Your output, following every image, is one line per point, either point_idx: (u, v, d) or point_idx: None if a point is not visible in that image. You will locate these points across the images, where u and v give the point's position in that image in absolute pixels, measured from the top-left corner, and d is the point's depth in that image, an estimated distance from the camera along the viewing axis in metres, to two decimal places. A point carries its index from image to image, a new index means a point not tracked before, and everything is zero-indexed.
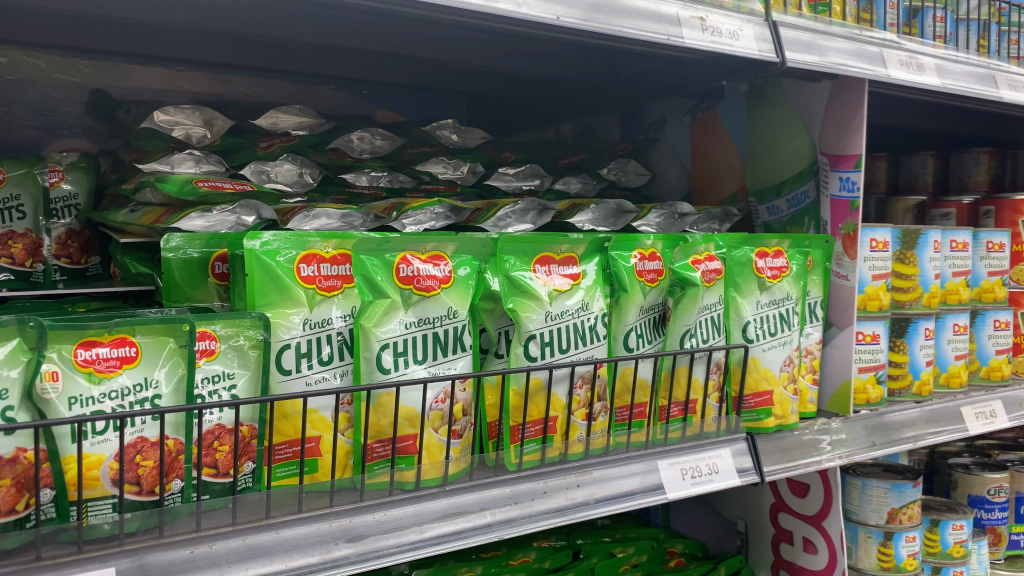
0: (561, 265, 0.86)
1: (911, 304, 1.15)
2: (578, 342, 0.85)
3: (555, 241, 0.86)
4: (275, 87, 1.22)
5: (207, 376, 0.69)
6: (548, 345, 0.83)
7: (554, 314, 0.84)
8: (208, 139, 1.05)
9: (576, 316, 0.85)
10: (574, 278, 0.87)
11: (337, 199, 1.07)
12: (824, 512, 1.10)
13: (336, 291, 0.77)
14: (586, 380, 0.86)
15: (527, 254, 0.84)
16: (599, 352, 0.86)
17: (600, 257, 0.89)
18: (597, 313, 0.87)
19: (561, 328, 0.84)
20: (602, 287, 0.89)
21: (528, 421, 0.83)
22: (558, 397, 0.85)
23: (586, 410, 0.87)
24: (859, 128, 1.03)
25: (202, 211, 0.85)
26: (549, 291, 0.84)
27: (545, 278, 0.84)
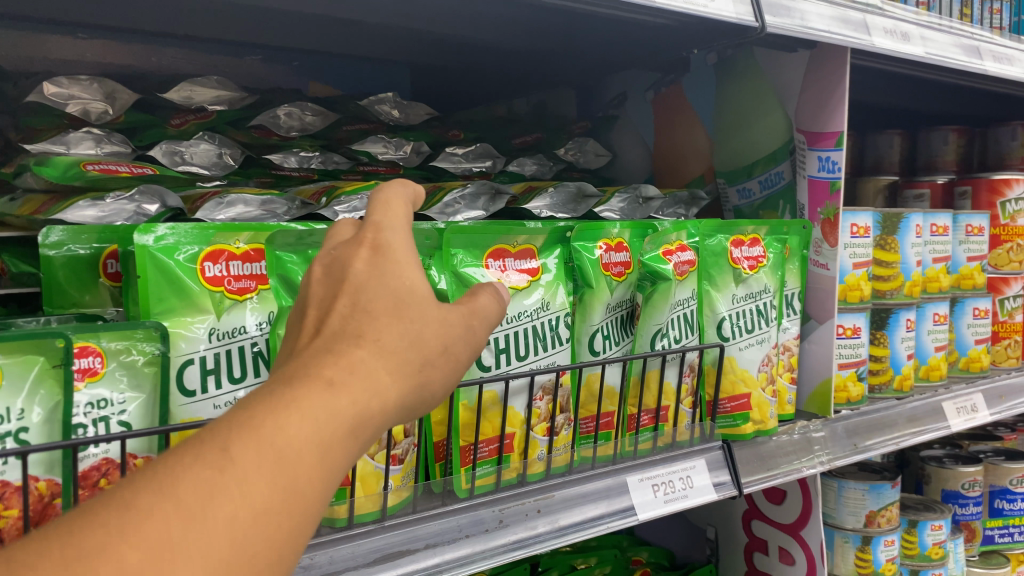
0: (516, 260, 0.76)
1: (892, 293, 1.07)
2: (537, 347, 0.75)
3: (510, 232, 0.75)
4: (193, 58, 1.08)
5: (88, 402, 0.57)
6: (504, 352, 0.73)
7: (509, 317, 0.73)
8: (110, 116, 0.91)
9: (534, 317, 0.75)
10: (532, 274, 0.76)
11: (261, 181, 0.95)
12: (803, 520, 1.01)
13: (249, 294, 0.65)
14: (547, 390, 0.76)
15: (476, 246, 0.73)
16: (561, 358, 0.76)
17: (560, 249, 0.79)
18: (559, 313, 0.77)
19: (518, 332, 0.74)
20: (563, 283, 0.78)
21: (482, 440, 0.73)
22: (515, 412, 0.75)
23: (548, 424, 0.77)
24: (839, 103, 0.93)
25: (93, 199, 0.72)
26: (504, 289, 0.73)
27: (498, 274, 0.74)
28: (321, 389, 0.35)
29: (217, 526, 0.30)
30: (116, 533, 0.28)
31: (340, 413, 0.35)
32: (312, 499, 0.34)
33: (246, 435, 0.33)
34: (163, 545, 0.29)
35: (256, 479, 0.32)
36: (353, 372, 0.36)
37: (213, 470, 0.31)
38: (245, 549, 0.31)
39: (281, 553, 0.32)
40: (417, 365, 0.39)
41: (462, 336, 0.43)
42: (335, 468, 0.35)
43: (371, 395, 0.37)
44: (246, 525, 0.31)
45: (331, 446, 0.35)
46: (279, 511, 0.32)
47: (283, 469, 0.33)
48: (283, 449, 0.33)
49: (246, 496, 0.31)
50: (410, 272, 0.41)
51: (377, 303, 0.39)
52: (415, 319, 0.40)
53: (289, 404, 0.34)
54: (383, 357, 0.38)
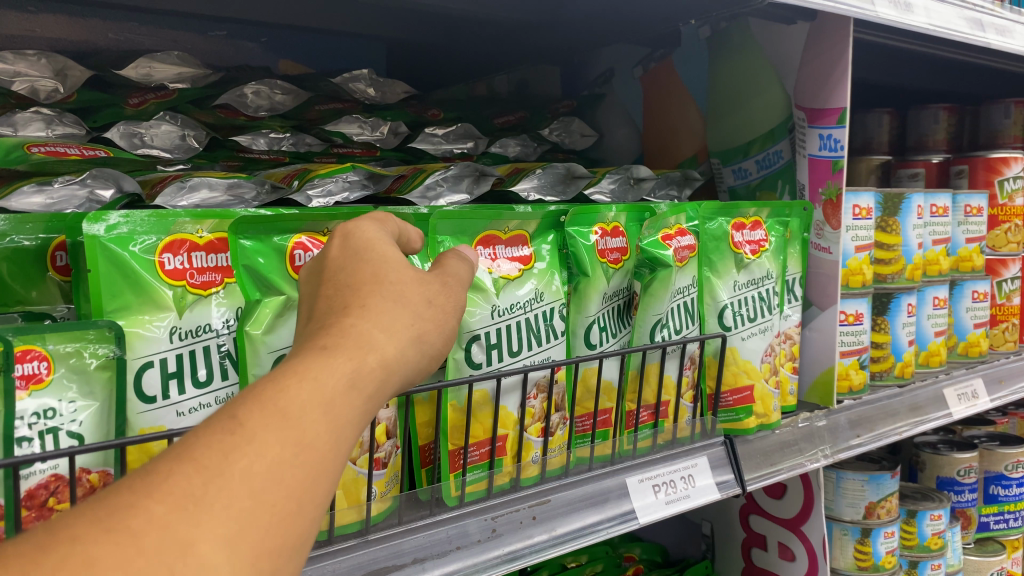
0: (507, 248, 0.70)
1: (893, 278, 1.03)
2: (531, 342, 0.69)
3: (501, 217, 0.70)
4: (153, 33, 1.00)
5: (34, 413, 0.51)
6: (495, 348, 0.67)
7: (501, 310, 0.68)
8: (61, 95, 0.84)
9: (527, 309, 0.69)
10: (525, 262, 0.71)
11: (228, 164, 0.89)
12: (804, 515, 0.96)
13: (214, 288, 0.59)
14: (541, 387, 0.71)
15: (463, 233, 0.68)
16: (556, 352, 0.71)
17: (553, 235, 0.74)
18: (554, 304, 0.71)
19: (510, 326, 0.68)
20: (556, 271, 0.73)
21: (473, 443, 0.68)
22: (508, 412, 0.69)
23: (542, 424, 0.71)
24: (842, 77, 0.88)
25: (40, 183, 0.66)
26: (495, 280, 0.68)
27: (488, 263, 0.68)
28: (316, 354, 0.34)
29: (233, 482, 0.28)
30: (135, 497, 0.27)
31: (338, 369, 0.33)
32: (326, 457, 0.31)
33: (250, 403, 0.31)
34: (180, 504, 0.27)
35: (263, 437, 0.30)
36: (346, 334, 0.35)
37: (222, 436, 0.29)
38: (265, 505, 0.29)
39: (302, 512, 0.30)
40: (414, 322, 0.38)
41: (453, 298, 0.42)
42: (346, 426, 0.33)
43: (366, 349, 0.35)
44: (262, 482, 0.29)
45: (338, 402, 0.33)
46: (292, 467, 0.30)
47: (290, 426, 0.31)
48: (286, 408, 0.31)
49: (259, 453, 0.29)
50: (387, 248, 0.41)
51: (355, 276, 0.38)
52: (398, 279, 0.39)
53: (286, 371, 0.33)
54: (375, 315, 0.36)
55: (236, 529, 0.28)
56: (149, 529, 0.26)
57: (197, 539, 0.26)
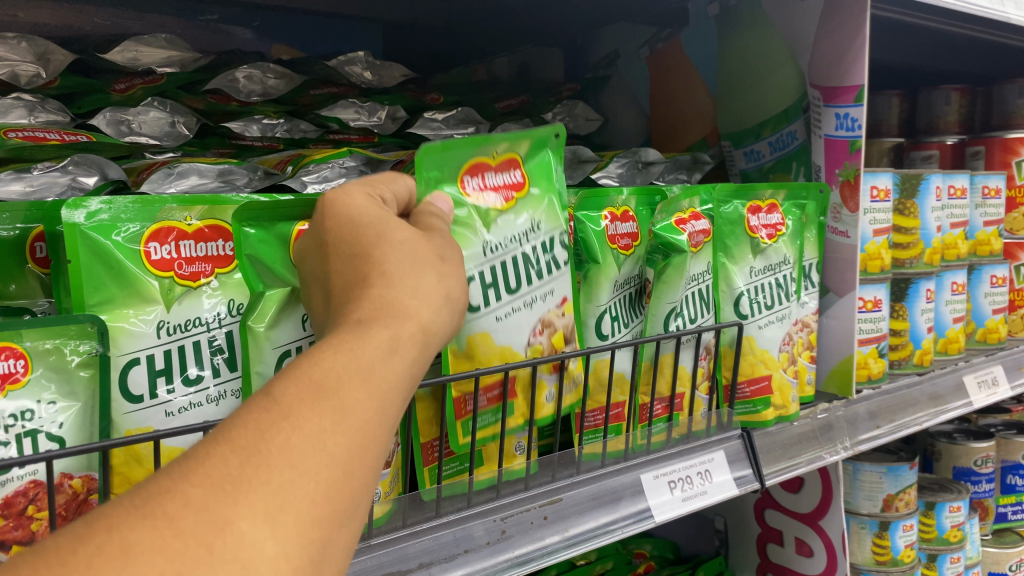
0: (497, 174, 0.64)
1: (912, 262, 0.99)
2: (530, 275, 0.65)
3: (490, 142, 0.63)
4: (140, 18, 0.96)
5: (11, 415, 0.47)
6: (492, 287, 0.62)
7: (494, 246, 0.62)
8: (43, 81, 0.80)
9: (522, 242, 0.64)
10: (517, 189, 0.65)
11: (221, 152, 0.85)
12: (822, 509, 0.93)
13: (205, 279, 0.55)
14: (548, 322, 0.65)
15: (449, 164, 0.61)
16: (558, 284, 0.66)
17: (549, 154, 0.68)
18: (552, 232, 0.66)
19: (505, 262, 0.63)
20: (553, 196, 0.67)
21: (480, 390, 0.63)
22: (515, 353, 0.64)
23: (553, 362, 0.66)
24: (859, 52, 0.83)
25: (18, 171, 0.62)
26: (486, 213, 0.62)
27: (477, 193, 0.62)
28: (353, 327, 0.36)
29: (272, 458, 0.29)
30: (174, 482, 0.28)
31: (369, 337, 0.35)
32: (368, 424, 0.33)
33: (286, 380, 0.32)
34: (221, 485, 0.28)
35: (304, 411, 0.31)
36: (376, 305, 0.37)
37: (260, 414, 0.31)
38: (309, 473, 0.29)
39: (351, 476, 0.31)
40: (437, 289, 0.41)
41: (454, 257, 0.45)
42: (388, 389, 0.34)
43: (398, 318, 0.37)
44: (304, 452, 0.30)
45: (377, 366, 0.34)
46: (334, 434, 0.31)
47: (329, 395, 0.32)
48: (322, 379, 0.32)
49: (296, 426, 0.30)
50: (383, 215, 0.43)
51: (360, 241, 0.42)
52: (408, 244, 0.42)
53: (324, 346, 0.35)
54: (398, 283, 0.39)
55: (280, 501, 0.28)
56: (186, 511, 0.27)
57: (236, 517, 0.27)
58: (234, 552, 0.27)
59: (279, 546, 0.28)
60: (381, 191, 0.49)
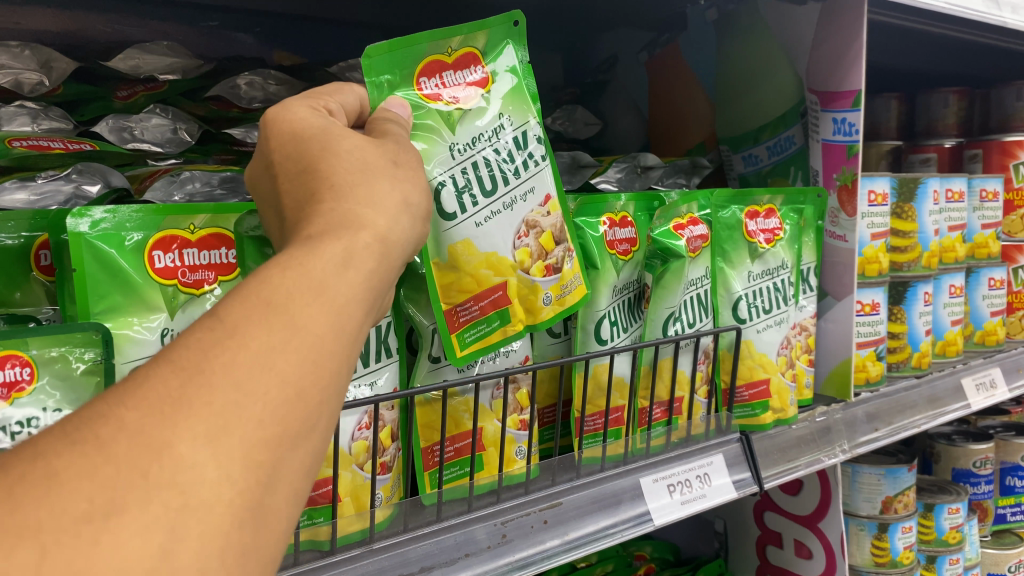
0: (456, 74, 0.62)
1: (910, 266, 1.00)
2: (506, 175, 0.62)
3: (440, 38, 0.61)
4: (142, 25, 0.97)
5: (18, 422, 0.48)
6: (467, 192, 0.60)
7: (461, 147, 0.60)
8: (46, 88, 0.81)
9: (492, 140, 0.61)
10: (481, 83, 0.62)
11: (222, 158, 0.86)
12: (821, 511, 0.93)
13: (208, 286, 0.56)
14: (533, 223, 0.62)
15: (400, 65, 0.59)
16: (540, 182, 0.63)
17: (513, 45, 0.64)
18: (525, 126, 0.63)
19: (478, 164, 0.61)
20: (522, 88, 0.64)
21: (469, 297, 0.60)
22: (500, 256, 0.61)
23: (546, 262, 0.63)
24: (856, 58, 0.84)
25: (22, 180, 0.63)
26: (449, 113, 0.60)
27: (437, 94, 0.60)
28: (303, 242, 0.33)
29: (216, 377, 0.26)
30: (109, 407, 0.25)
31: (319, 249, 0.33)
32: (321, 340, 0.30)
33: (231, 299, 0.30)
34: (159, 407, 0.25)
35: (251, 328, 0.28)
36: (329, 218, 0.35)
37: (204, 333, 0.28)
38: (256, 391, 0.27)
39: (303, 396, 0.29)
40: (394, 198, 0.38)
41: (409, 163, 0.42)
42: (344, 305, 0.32)
43: (351, 228, 0.34)
44: (251, 371, 0.27)
45: (330, 281, 0.32)
46: (284, 352, 0.28)
47: (279, 312, 0.29)
48: (271, 297, 0.30)
49: (243, 343, 0.28)
50: (329, 125, 0.42)
51: (305, 158, 0.39)
52: (355, 154, 0.39)
53: (273, 263, 0.32)
54: (349, 195, 0.36)
55: (224, 422, 0.26)
56: (121, 436, 0.24)
57: (175, 439, 0.24)
58: (172, 477, 0.24)
59: (222, 471, 0.25)
60: (326, 104, 0.47)
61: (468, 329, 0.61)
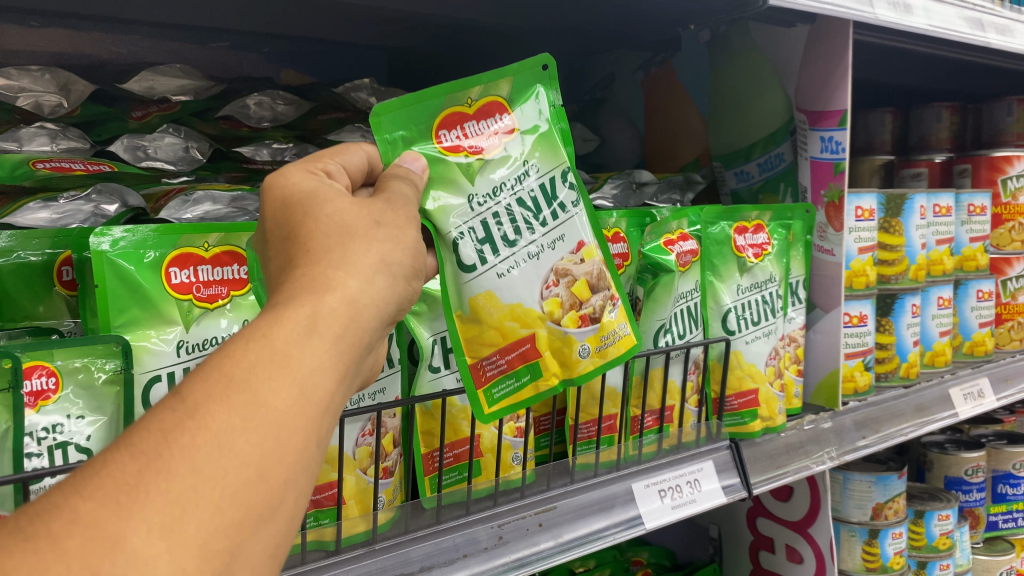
0: (480, 123, 0.60)
1: (897, 278, 1.03)
2: (531, 225, 0.60)
3: (459, 89, 0.59)
4: (155, 46, 1.01)
5: (44, 428, 0.51)
6: (487, 243, 0.58)
7: (480, 198, 0.58)
8: (65, 110, 0.85)
9: (514, 190, 0.59)
10: (504, 134, 0.60)
11: (232, 175, 0.89)
12: (811, 517, 0.96)
13: (221, 301, 0.59)
14: (564, 271, 0.60)
15: (415, 120, 0.58)
16: (571, 229, 0.61)
17: (544, 88, 0.62)
18: (553, 172, 0.61)
19: (500, 214, 0.59)
20: (550, 135, 0.61)
21: (495, 350, 0.59)
22: (526, 308, 0.59)
23: (580, 311, 0.60)
24: (842, 78, 0.88)
25: (45, 200, 0.66)
26: (468, 166, 0.58)
27: (456, 146, 0.58)
28: (272, 311, 0.35)
29: (172, 463, 0.29)
30: (64, 497, 0.27)
31: (285, 318, 0.35)
32: (281, 416, 0.32)
33: (195, 377, 0.32)
34: (113, 497, 0.27)
35: (210, 409, 0.30)
36: (301, 285, 0.37)
37: (166, 414, 0.30)
38: (212, 477, 0.29)
39: (265, 476, 0.31)
40: (371, 256, 0.40)
41: (394, 215, 0.44)
42: (311, 375, 0.34)
43: (318, 294, 0.36)
44: (206, 457, 0.29)
45: (293, 352, 0.34)
46: (244, 432, 0.31)
47: (241, 388, 0.32)
48: (234, 372, 0.32)
49: (202, 425, 0.30)
50: (317, 185, 0.43)
51: (290, 220, 0.41)
52: (335, 211, 0.41)
53: (238, 336, 0.34)
54: (324, 258, 0.38)
55: (178, 512, 0.28)
56: (73, 529, 0.26)
57: (128, 532, 0.27)
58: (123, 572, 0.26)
59: (175, 561, 0.27)
60: (326, 165, 0.47)
61: (496, 383, 0.59)
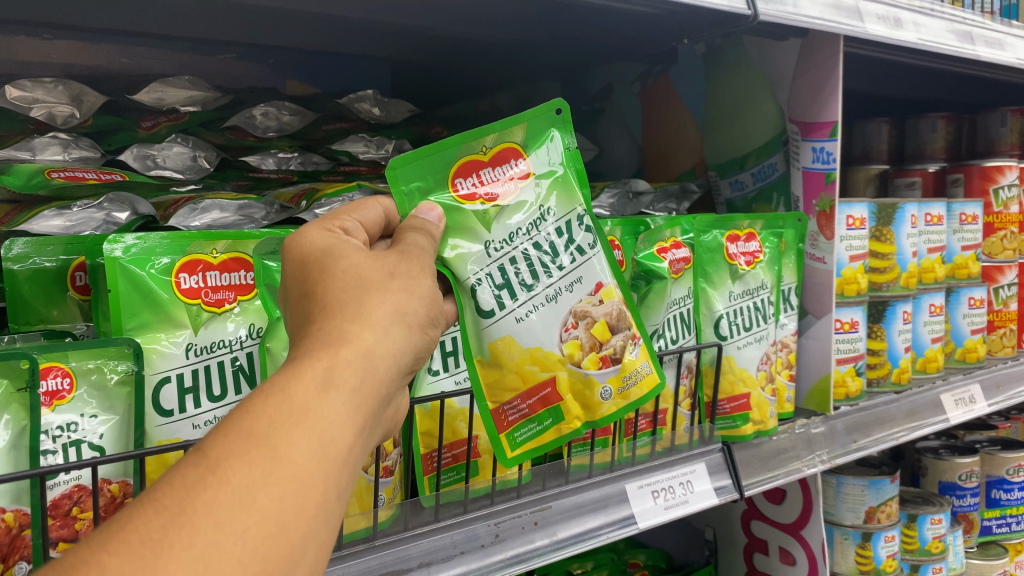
0: (496, 169, 0.61)
1: (889, 286, 1.05)
2: (548, 268, 0.61)
3: (474, 138, 0.60)
4: (164, 58, 1.03)
5: (59, 426, 0.54)
6: (505, 288, 0.59)
7: (497, 244, 0.59)
8: (77, 120, 0.88)
9: (530, 235, 0.61)
10: (520, 181, 0.61)
11: (238, 184, 0.92)
12: (803, 520, 0.98)
13: (229, 305, 0.61)
14: (582, 313, 0.61)
15: (432, 171, 0.59)
16: (588, 271, 0.61)
17: (557, 133, 0.63)
18: (569, 216, 0.62)
19: (517, 259, 0.60)
20: (567, 179, 0.63)
21: (517, 395, 0.60)
22: (546, 351, 0.60)
23: (600, 352, 0.61)
24: (833, 91, 0.90)
25: (59, 208, 0.69)
26: (484, 214, 0.59)
27: (472, 194, 0.60)
28: (292, 367, 0.38)
29: (196, 519, 0.31)
30: (93, 552, 0.29)
31: (303, 374, 0.37)
32: (300, 470, 0.34)
33: (218, 434, 0.34)
34: (140, 551, 0.29)
35: (231, 466, 0.33)
36: (318, 341, 0.39)
37: (190, 470, 0.32)
38: (234, 531, 0.31)
39: (286, 529, 0.33)
40: (385, 309, 0.42)
41: (406, 266, 0.46)
42: (329, 429, 0.36)
43: (333, 349, 0.39)
44: (228, 512, 0.31)
45: (311, 406, 0.36)
46: (264, 486, 0.33)
47: (261, 444, 0.34)
48: (254, 428, 0.34)
49: (224, 481, 0.32)
50: (332, 244, 0.46)
51: (308, 278, 0.44)
52: (348, 267, 0.44)
53: (259, 393, 0.36)
54: (339, 313, 0.41)
55: (204, 566, 0.30)
56: None
57: None
58: None
59: None
60: (343, 223, 0.50)
61: (518, 427, 0.60)
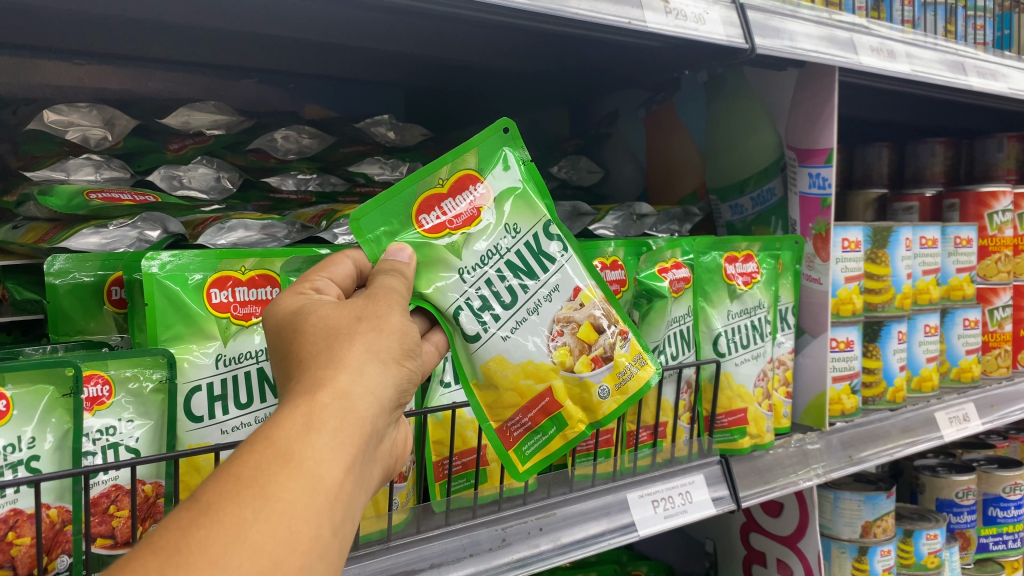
0: (456, 198, 0.65)
1: (884, 306, 1.09)
2: (524, 281, 0.64)
3: (428, 173, 0.64)
4: (190, 83, 1.08)
5: (98, 429, 0.58)
6: (488, 310, 0.63)
7: (470, 270, 0.63)
8: (109, 142, 0.92)
9: (500, 254, 0.64)
10: (479, 205, 0.65)
11: (260, 205, 0.97)
12: (801, 532, 1.01)
13: (255, 319, 0.66)
14: (566, 319, 0.64)
15: (394, 212, 0.63)
16: (564, 278, 0.65)
17: (509, 150, 0.67)
18: (534, 227, 0.66)
19: (491, 280, 0.64)
20: (523, 194, 0.66)
21: (518, 410, 0.64)
22: (537, 363, 0.63)
23: (591, 354, 0.65)
24: (828, 120, 0.95)
25: (96, 226, 0.73)
26: (452, 245, 0.63)
27: (439, 226, 0.64)
28: (275, 416, 0.40)
29: (192, 556, 0.33)
30: None
31: (284, 420, 0.40)
32: (288, 506, 0.37)
33: (209, 482, 0.37)
34: None
35: (222, 507, 0.35)
36: (296, 391, 0.42)
37: (184, 515, 0.35)
38: (228, 566, 0.33)
39: (280, 563, 0.35)
40: (357, 350, 0.44)
41: (377, 308, 0.49)
42: (313, 467, 0.39)
43: (308, 394, 0.41)
44: (222, 548, 0.34)
45: (294, 448, 0.39)
46: (253, 523, 0.35)
47: (249, 486, 0.36)
48: (242, 472, 0.37)
49: (215, 521, 0.34)
50: (305, 304, 0.49)
51: (285, 339, 0.47)
52: (318, 320, 0.47)
53: (245, 443, 0.39)
54: (313, 364, 0.44)
55: None
56: None
57: None
58: None
59: None
60: (316, 283, 0.53)
61: (525, 441, 0.65)
